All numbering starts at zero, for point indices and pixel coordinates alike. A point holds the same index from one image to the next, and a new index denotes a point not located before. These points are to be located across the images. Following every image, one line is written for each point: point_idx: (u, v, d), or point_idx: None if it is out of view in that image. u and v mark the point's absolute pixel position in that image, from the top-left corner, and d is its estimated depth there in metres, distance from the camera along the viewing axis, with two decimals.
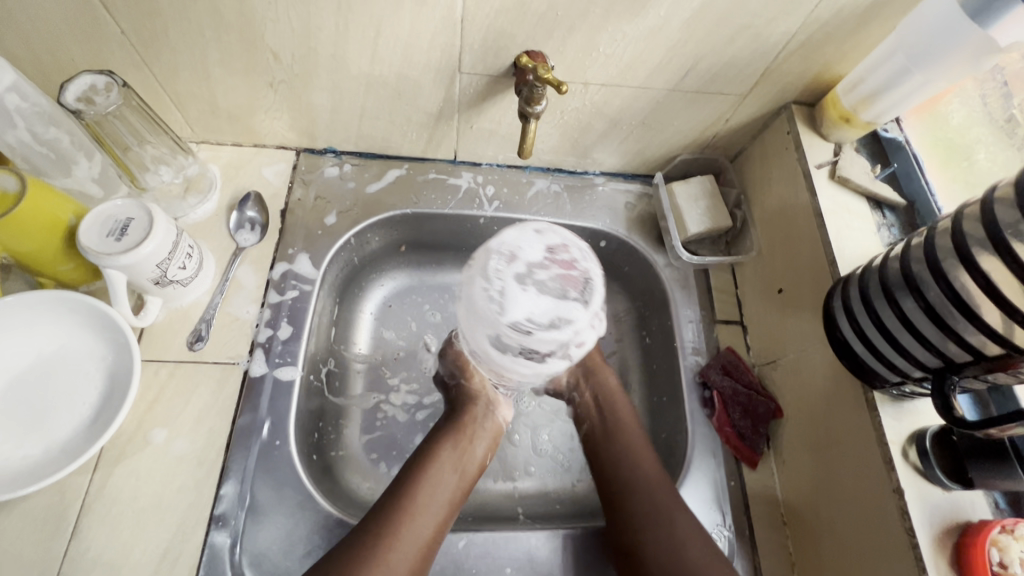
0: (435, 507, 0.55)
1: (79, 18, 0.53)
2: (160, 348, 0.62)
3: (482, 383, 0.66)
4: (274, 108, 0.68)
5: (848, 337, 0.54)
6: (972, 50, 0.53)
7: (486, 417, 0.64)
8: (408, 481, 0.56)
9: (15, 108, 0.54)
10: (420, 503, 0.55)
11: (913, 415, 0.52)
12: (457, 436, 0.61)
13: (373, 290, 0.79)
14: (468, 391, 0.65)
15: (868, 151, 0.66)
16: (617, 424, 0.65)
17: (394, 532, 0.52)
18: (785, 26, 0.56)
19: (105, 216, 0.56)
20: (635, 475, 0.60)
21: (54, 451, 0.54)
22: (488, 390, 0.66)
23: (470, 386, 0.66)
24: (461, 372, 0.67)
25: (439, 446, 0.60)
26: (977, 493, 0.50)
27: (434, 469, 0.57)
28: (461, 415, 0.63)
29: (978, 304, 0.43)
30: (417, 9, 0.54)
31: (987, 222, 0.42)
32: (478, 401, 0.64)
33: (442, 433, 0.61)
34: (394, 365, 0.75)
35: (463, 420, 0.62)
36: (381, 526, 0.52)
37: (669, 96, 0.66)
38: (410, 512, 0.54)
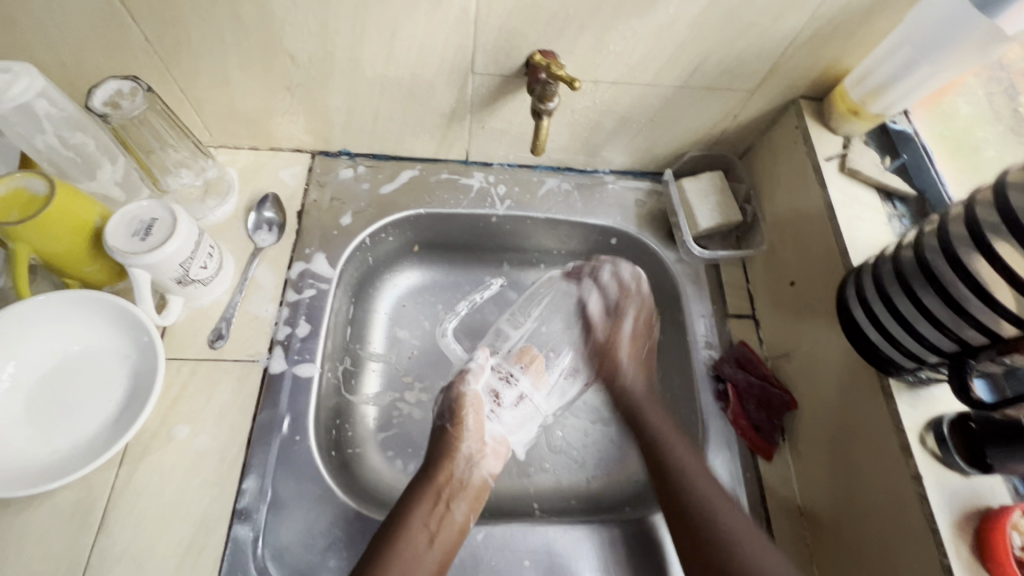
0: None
1: (106, 25, 0.55)
2: (182, 346, 0.64)
3: (465, 442, 0.65)
4: (291, 111, 0.69)
5: (862, 325, 0.54)
6: (980, 39, 0.54)
7: (466, 477, 0.62)
8: (382, 549, 0.53)
9: (44, 114, 0.56)
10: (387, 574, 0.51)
11: (930, 402, 0.52)
12: (435, 494, 0.59)
13: (387, 292, 0.80)
14: (451, 444, 0.64)
15: (876, 144, 0.67)
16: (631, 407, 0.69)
17: None
18: (791, 21, 0.57)
19: (131, 215, 0.57)
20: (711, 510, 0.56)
21: (81, 446, 0.55)
22: (469, 444, 0.65)
23: (454, 441, 0.64)
24: (450, 416, 0.66)
25: (417, 505, 0.58)
26: (997, 478, 0.50)
27: (410, 538, 0.54)
28: (440, 470, 0.61)
29: (994, 288, 0.43)
30: (431, 11, 0.56)
31: (999, 206, 0.42)
32: (456, 458, 0.63)
33: (422, 493, 0.59)
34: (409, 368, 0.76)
35: (440, 479, 0.60)
36: None
37: (677, 93, 0.67)
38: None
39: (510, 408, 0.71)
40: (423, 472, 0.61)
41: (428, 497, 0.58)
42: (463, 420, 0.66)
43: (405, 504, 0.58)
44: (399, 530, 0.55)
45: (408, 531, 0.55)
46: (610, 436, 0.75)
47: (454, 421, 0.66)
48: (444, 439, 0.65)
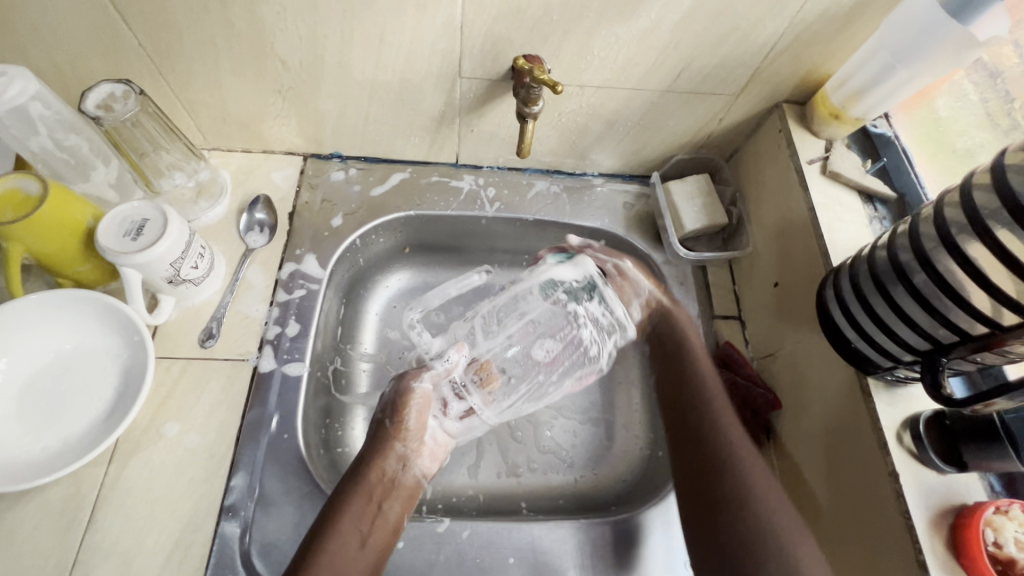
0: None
1: (99, 29, 0.56)
2: (173, 345, 0.64)
3: (403, 438, 0.63)
4: (283, 115, 0.71)
5: (840, 324, 0.55)
6: (953, 45, 0.55)
7: (402, 475, 0.61)
8: (309, 557, 0.51)
9: (38, 116, 0.57)
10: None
11: (907, 400, 0.53)
12: (370, 492, 0.57)
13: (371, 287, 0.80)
14: (389, 440, 0.62)
15: (858, 147, 0.68)
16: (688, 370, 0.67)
17: None
18: (771, 27, 0.59)
19: (123, 216, 0.58)
20: (748, 488, 0.55)
21: (71, 443, 0.56)
22: (407, 442, 0.63)
23: (392, 439, 0.62)
24: (393, 414, 0.65)
25: (348, 508, 0.55)
26: (972, 476, 0.50)
27: (338, 543, 0.52)
28: (371, 470, 0.59)
29: (963, 286, 0.44)
30: (418, 16, 0.57)
31: (967, 207, 0.43)
32: (390, 455, 0.61)
33: (352, 495, 0.56)
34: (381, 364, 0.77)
35: (374, 477, 0.58)
36: None
37: (663, 97, 0.68)
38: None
39: (457, 419, 0.70)
40: (357, 468, 0.59)
41: (363, 496, 0.56)
42: (408, 410, 0.65)
43: (338, 503, 0.55)
44: (330, 528, 0.53)
45: (337, 530, 0.53)
46: (598, 436, 0.75)
47: (393, 415, 0.64)
48: (381, 434, 0.63)
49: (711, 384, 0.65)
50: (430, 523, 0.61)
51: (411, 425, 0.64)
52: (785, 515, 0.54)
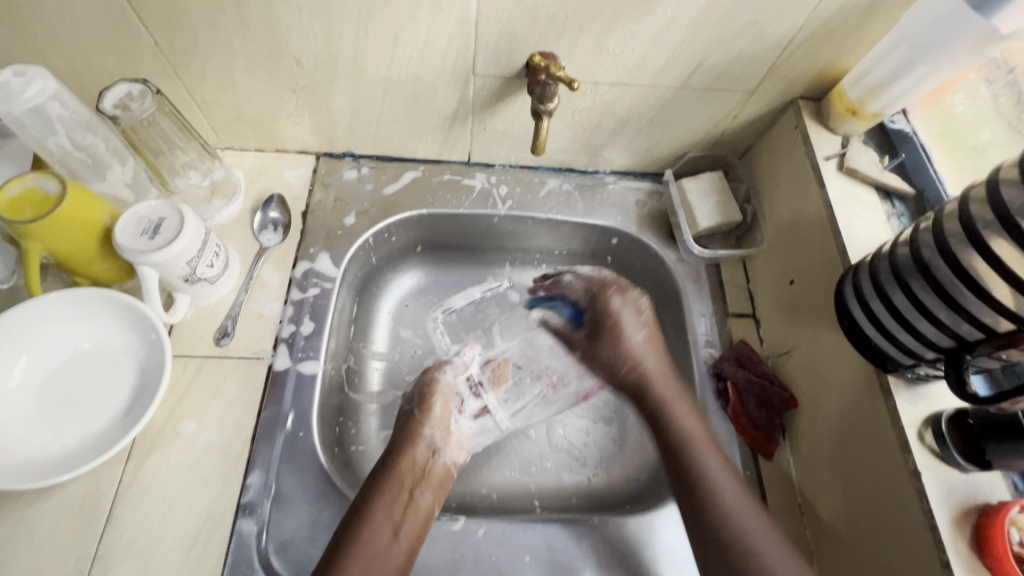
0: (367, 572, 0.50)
1: (115, 28, 0.57)
2: (189, 344, 0.65)
3: (429, 427, 0.63)
4: (296, 114, 0.71)
5: (859, 321, 0.55)
6: (975, 38, 0.54)
7: (431, 463, 0.61)
8: (342, 547, 0.51)
9: (56, 116, 0.57)
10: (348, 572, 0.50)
11: (928, 399, 0.52)
12: (399, 485, 0.57)
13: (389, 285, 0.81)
14: (415, 428, 0.63)
15: (875, 143, 0.68)
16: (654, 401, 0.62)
17: None
18: (789, 22, 0.58)
19: (140, 216, 0.59)
20: (710, 491, 0.55)
21: (89, 441, 0.56)
22: (433, 431, 0.63)
23: (419, 427, 0.63)
24: (420, 402, 0.66)
25: (377, 498, 0.55)
26: (995, 474, 0.50)
27: (369, 532, 0.52)
28: (400, 459, 0.59)
29: (989, 282, 0.43)
30: (433, 13, 0.57)
31: (992, 203, 0.43)
32: (419, 443, 0.62)
33: (382, 484, 0.56)
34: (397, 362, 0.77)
35: (403, 467, 0.59)
36: None
37: (677, 94, 0.68)
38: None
39: (470, 418, 0.69)
40: (388, 460, 0.60)
41: (392, 486, 0.56)
42: (435, 401, 0.66)
43: (368, 493, 0.56)
44: (362, 523, 0.53)
45: (369, 523, 0.53)
46: (611, 435, 0.75)
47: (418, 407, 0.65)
48: (406, 425, 0.64)
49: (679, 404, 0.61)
50: (445, 522, 0.61)
51: (436, 415, 0.65)
52: (746, 510, 0.53)
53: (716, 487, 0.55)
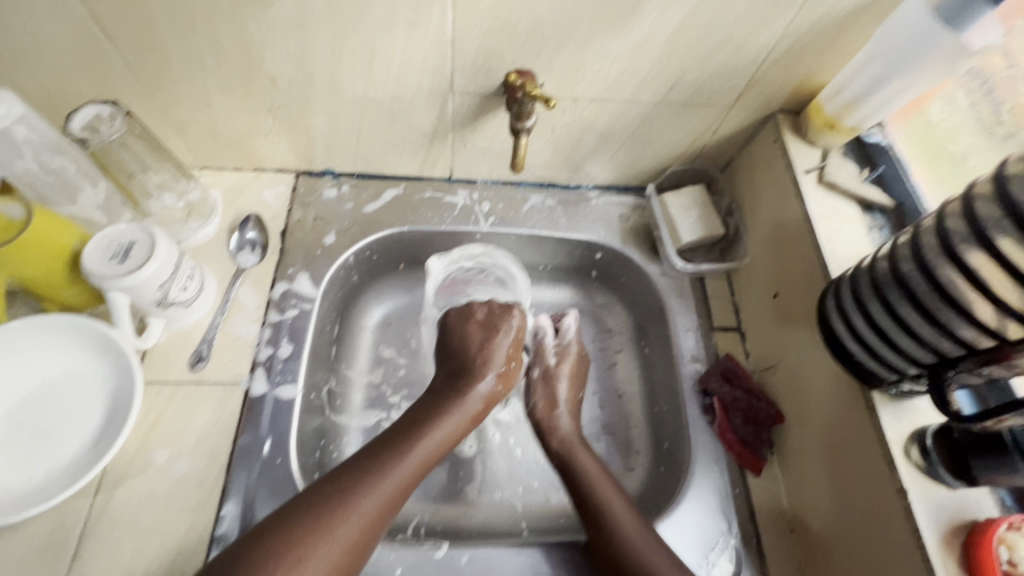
0: (375, 521, 0.50)
1: (85, 49, 0.56)
2: (162, 369, 0.63)
3: (504, 342, 0.65)
4: (273, 132, 0.70)
5: (843, 336, 0.54)
6: (947, 54, 0.54)
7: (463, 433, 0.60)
8: (388, 453, 0.53)
9: (23, 140, 0.56)
10: (372, 503, 0.50)
11: (913, 414, 0.52)
12: (432, 446, 0.56)
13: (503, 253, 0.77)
14: (461, 392, 0.61)
15: (855, 156, 0.67)
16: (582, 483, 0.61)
17: (346, 506, 0.49)
18: (764, 38, 0.58)
19: (109, 239, 0.57)
20: None
21: (57, 473, 0.54)
22: (500, 361, 0.64)
23: (497, 341, 0.65)
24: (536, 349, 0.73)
25: (441, 418, 0.58)
26: (983, 490, 0.49)
27: (419, 447, 0.55)
28: (468, 388, 0.61)
29: (968, 297, 0.43)
30: (408, 32, 0.56)
31: (967, 218, 0.43)
32: (490, 372, 0.63)
33: (448, 404, 0.59)
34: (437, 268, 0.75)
35: (470, 397, 0.61)
36: (337, 494, 0.49)
37: (657, 109, 0.68)
38: (384, 488, 0.51)
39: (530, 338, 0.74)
40: (449, 393, 0.61)
41: (457, 413, 0.59)
42: (492, 367, 0.63)
43: (430, 413, 0.58)
44: (416, 436, 0.56)
45: (400, 465, 0.53)
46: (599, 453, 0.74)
47: (483, 363, 0.63)
48: (474, 356, 0.64)
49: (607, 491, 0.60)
50: (428, 549, 0.59)
51: (484, 386, 0.62)
52: None
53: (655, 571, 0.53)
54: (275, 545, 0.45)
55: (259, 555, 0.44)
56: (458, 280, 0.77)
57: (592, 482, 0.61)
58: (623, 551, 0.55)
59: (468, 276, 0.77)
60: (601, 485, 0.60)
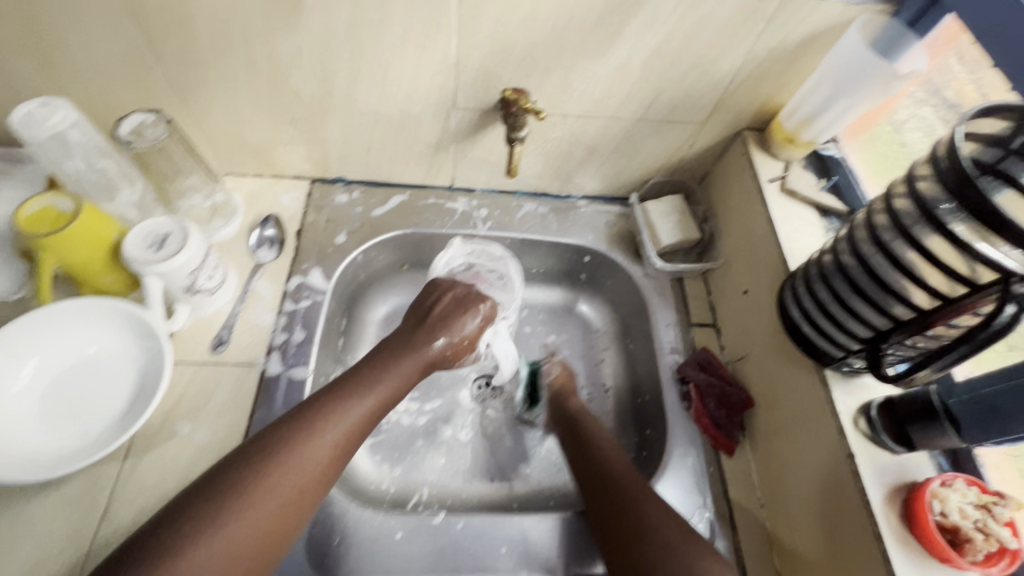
0: (338, 451, 0.54)
1: (134, 65, 0.64)
2: (186, 351, 0.69)
3: (468, 318, 0.71)
4: (293, 142, 0.78)
5: (798, 322, 0.61)
6: (882, 79, 0.63)
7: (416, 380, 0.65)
8: (348, 391, 0.58)
9: (76, 142, 0.64)
10: (335, 432, 0.54)
11: (861, 390, 0.59)
12: (385, 391, 0.60)
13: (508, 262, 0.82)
14: (415, 348, 0.66)
15: (813, 166, 0.76)
16: (586, 441, 0.67)
17: (310, 435, 0.53)
18: (728, 64, 0.67)
19: (147, 231, 0.64)
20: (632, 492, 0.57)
21: (90, 440, 0.60)
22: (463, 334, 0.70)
23: (462, 319, 0.70)
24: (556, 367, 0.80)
25: (398, 365, 0.63)
26: (923, 455, 0.55)
27: (377, 388, 0.60)
28: (426, 343, 0.66)
29: (894, 279, 0.50)
30: (418, 54, 0.65)
31: (892, 212, 0.50)
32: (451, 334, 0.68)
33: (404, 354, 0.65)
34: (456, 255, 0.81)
35: (426, 350, 0.66)
36: (302, 423, 0.53)
37: (637, 125, 0.76)
38: (345, 421, 0.55)
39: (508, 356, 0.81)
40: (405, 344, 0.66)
41: (413, 361, 0.64)
42: (450, 328, 0.69)
43: (388, 360, 0.63)
44: (376, 378, 0.61)
45: (360, 402, 0.58)
46: None
47: (443, 324, 0.69)
48: (436, 317, 0.70)
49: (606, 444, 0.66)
50: (426, 516, 0.64)
51: (440, 342, 0.67)
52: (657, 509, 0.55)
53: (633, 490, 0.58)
54: (247, 469, 0.49)
55: (234, 479, 0.49)
56: (479, 275, 0.81)
57: (594, 440, 0.67)
58: (608, 475, 0.60)
59: (488, 277, 0.82)
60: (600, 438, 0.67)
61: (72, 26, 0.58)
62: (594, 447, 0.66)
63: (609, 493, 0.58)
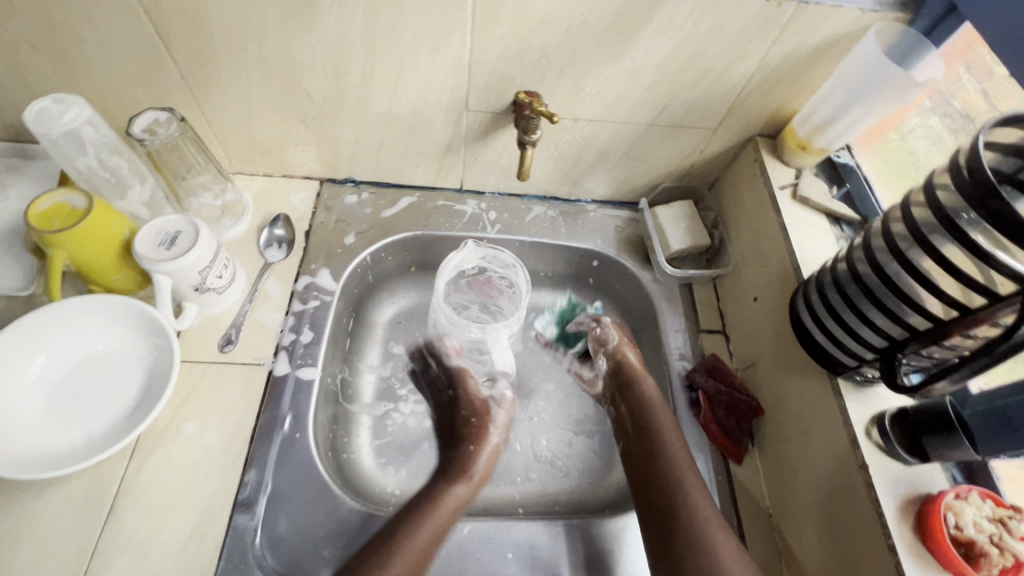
0: (415, 563, 0.56)
1: (148, 64, 0.64)
2: (194, 349, 0.69)
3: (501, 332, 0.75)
4: (304, 142, 0.78)
5: (810, 329, 0.61)
6: (897, 86, 0.63)
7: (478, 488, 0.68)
8: (416, 509, 0.62)
9: (88, 139, 0.64)
10: (411, 547, 0.57)
11: (874, 400, 0.58)
12: (452, 499, 0.64)
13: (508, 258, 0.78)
14: (468, 466, 0.69)
15: (826, 175, 0.75)
16: (653, 430, 0.68)
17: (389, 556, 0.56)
18: (741, 70, 0.67)
19: (157, 229, 0.64)
20: (678, 490, 0.62)
21: (97, 437, 0.60)
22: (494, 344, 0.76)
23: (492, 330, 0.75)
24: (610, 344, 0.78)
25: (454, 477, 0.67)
26: (936, 467, 0.55)
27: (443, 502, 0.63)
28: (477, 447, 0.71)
29: (911, 288, 0.50)
30: (431, 56, 0.65)
31: (908, 220, 0.50)
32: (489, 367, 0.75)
33: (458, 463, 0.69)
34: (468, 258, 0.78)
35: (478, 454, 0.71)
36: (380, 549, 0.57)
37: (648, 130, 0.76)
38: (418, 536, 0.58)
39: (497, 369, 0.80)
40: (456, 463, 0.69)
41: (467, 470, 0.69)
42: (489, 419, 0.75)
43: (446, 475, 0.68)
44: (443, 494, 0.65)
45: (430, 515, 0.61)
46: (592, 447, 0.79)
47: (479, 432, 0.73)
48: (476, 425, 0.74)
49: (674, 437, 0.67)
50: None
51: (492, 442, 0.73)
52: (705, 506, 0.60)
53: (688, 493, 0.61)
54: None
55: None
56: (492, 281, 0.82)
57: (663, 431, 0.67)
58: (662, 472, 0.64)
59: (500, 284, 0.82)
60: (663, 419, 0.69)
61: (87, 24, 0.59)
62: (661, 439, 0.67)
63: (663, 490, 0.62)
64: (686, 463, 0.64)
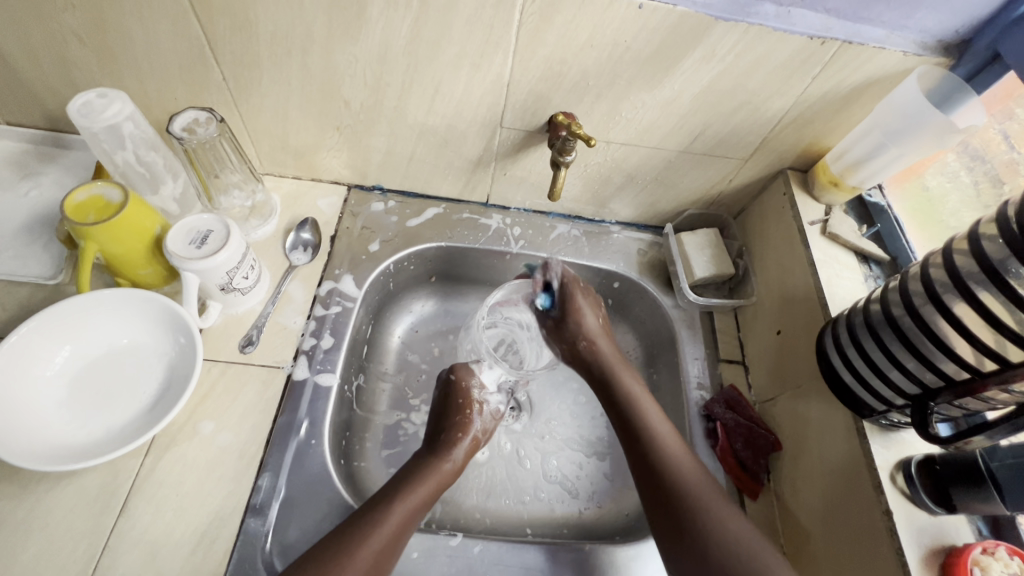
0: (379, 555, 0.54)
1: (192, 64, 0.65)
2: (215, 349, 0.69)
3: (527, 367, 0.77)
4: (336, 148, 0.78)
5: (838, 369, 0.60)
6: (937, 130, 0.63)
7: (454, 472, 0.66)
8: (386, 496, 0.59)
9: (128, 134, 0.64)
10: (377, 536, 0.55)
11: (900, 445, 0.57)
12: (427, 487, 0.62)
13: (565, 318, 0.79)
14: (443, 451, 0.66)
15: (855, 213, 0.76)
16: (645, 436, 0.64)
17: (356, 545, 0.53)
18: (779, 103, 0.67)
19: (189, 227, 0.64)
20: (691, 501, 0.57)
21: (116, 431, 0.60)
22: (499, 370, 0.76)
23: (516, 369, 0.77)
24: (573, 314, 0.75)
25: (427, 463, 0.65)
26: (962, 519, 0.54)
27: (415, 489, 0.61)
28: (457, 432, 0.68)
29: (946, 336, 0.50)
30: (472, 72, 0.65)
31: (948, 269, 0.49)
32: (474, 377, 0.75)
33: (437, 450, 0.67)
34: None
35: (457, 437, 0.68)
36: (348, 536, 0.54)
37: (679, 156, 0.76)
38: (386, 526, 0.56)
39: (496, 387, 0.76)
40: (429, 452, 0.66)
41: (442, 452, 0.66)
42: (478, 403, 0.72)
43: (422, 462, 0.65)
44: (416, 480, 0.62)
45: (399, 504, 0.58)
46: (603, 470, 0.79)
47: (462, 416, 0.70)
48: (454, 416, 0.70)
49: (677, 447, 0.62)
50: (443, 537, 0.63)
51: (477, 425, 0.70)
52: (723, 514, 0.57)
53: (704, 504, 0.57)
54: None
55: None
56: None
57: (664, 440, 0.63)
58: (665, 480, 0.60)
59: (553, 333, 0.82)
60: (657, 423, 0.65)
61: (137, 23, 0.59)
62: (661, 447, 0.62)
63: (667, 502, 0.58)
64: (694, 473, 0.60)
